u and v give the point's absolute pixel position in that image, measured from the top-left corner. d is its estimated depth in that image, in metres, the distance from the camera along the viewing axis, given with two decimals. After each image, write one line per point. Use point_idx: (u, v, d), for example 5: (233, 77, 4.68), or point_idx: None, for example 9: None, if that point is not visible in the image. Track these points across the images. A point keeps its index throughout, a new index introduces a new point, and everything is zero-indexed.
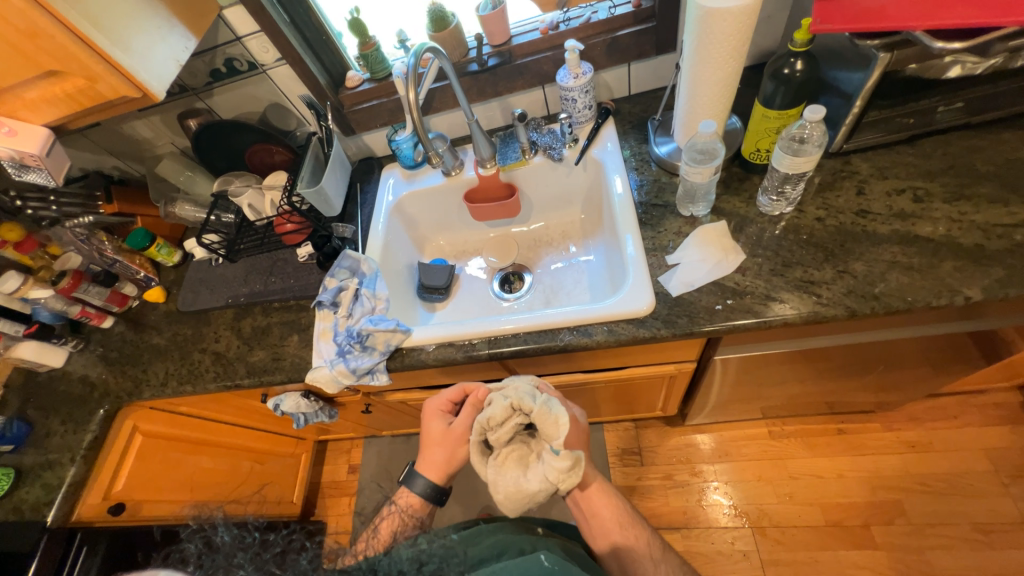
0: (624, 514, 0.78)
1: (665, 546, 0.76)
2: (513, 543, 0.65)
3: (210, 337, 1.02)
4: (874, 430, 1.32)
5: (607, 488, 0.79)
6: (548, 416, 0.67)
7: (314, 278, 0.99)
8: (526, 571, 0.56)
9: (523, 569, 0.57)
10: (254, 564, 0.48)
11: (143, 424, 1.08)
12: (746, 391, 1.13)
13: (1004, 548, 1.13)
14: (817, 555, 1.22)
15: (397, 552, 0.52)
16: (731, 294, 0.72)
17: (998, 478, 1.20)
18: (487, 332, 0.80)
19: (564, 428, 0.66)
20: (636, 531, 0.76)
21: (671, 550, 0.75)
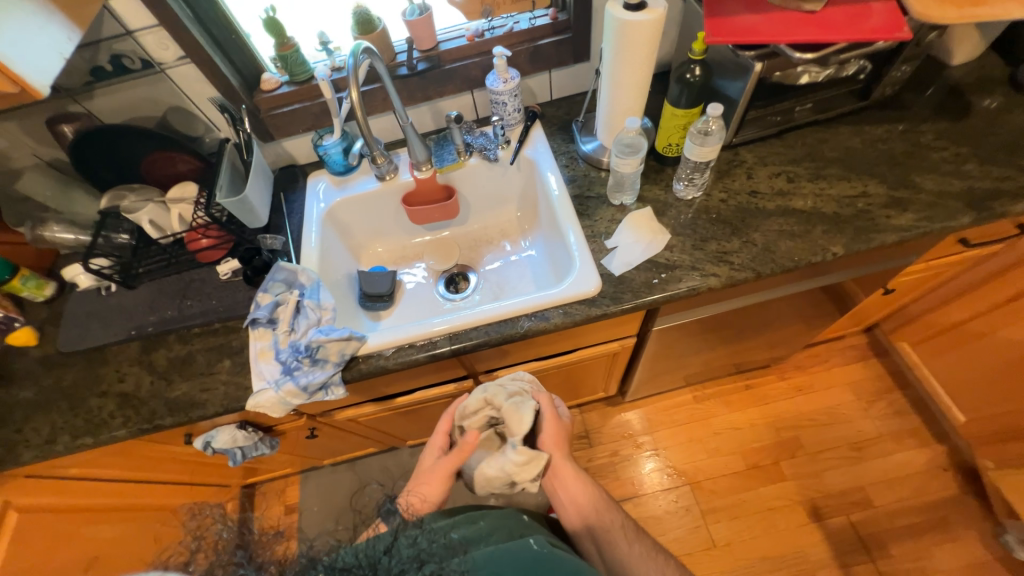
0: (605, 500, 0.79)
1: (644, 533, 0.76)
2: (510, 522, 0.65)
3: (111, 376, 0.87)
4: (772, 381, 1.57)
5: (587, 477, 0.80)
6: (514, 415, 0.76)
7: (242, 296, 0.91)
8: (519, 558, 0.56)
9: (514, 558, 0.56)
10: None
11: (18, 498, 0.88)
12: (675, 361, 1.27)
13: (871, 458, 1.41)
14: (743, 496, 1.40)
15: (397, 549, 0.49)
16: (664, 269, 0.82)
17: (860, 404, 1.50)
18: (447, 329, 0.81)
19: (527, 425, 0.75)
20: (613, 515, 0.77)
21: (649, 535, 0.75)
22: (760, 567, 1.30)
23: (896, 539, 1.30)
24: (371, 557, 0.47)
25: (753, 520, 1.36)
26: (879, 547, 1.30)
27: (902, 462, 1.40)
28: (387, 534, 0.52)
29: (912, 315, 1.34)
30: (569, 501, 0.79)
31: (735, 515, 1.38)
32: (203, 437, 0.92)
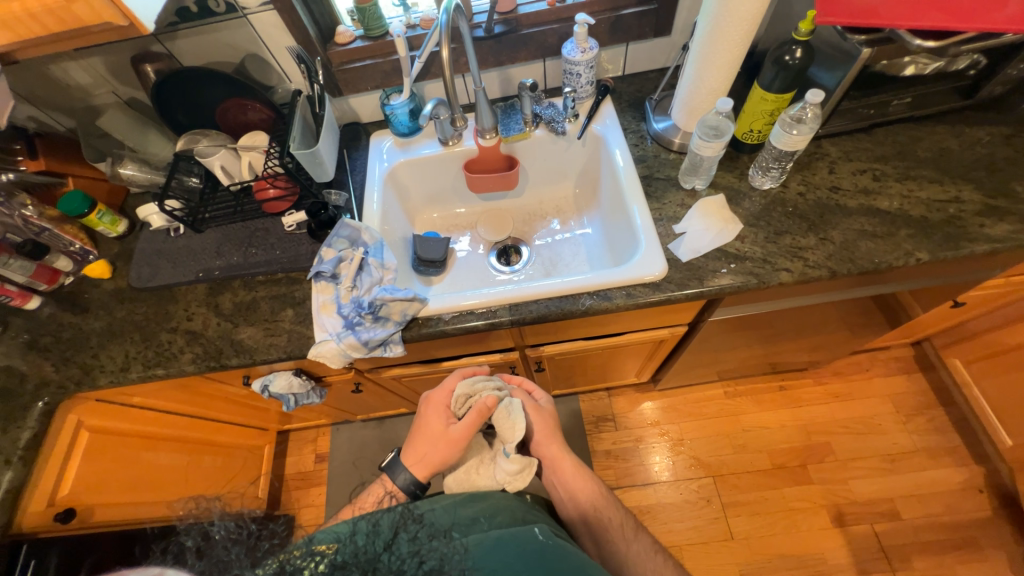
0: (601, 491, 0.77)
1: (638, 525, 0.74)
2: (504, 509, 0.63)
3: (180, 315, 0.91)
4: (807, 385, 1.55)
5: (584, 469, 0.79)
6: (506, 420, 0.71)
7: (305, 250, 0.92)
8: (519, 541, 0.54)
9: (516, 544, 0.54)
10: (249, 556, 0.45)
11: (90, 419, 0.94)
12: (715, 355, 1.26)
13: (903, 472, 1.39)
14: (765, 494, 1.40)
15: (397, 546, 0.45)
16: (733, 259, 0.80)
17: (898, 417, 1.47)
18: (508, 298, 0.82)
19: (519, 432, 0.70)
20: (609, 508, 0.75)
21: (643, 528, 0.73)
22: (777, 563, 1.31)
23: (921, 553, 1.29)
24: (369, 554, 0.44)
25: (774, 518, 1.37)
26: (902, 559, 1.29)
27: (935, 478, 1.37)
28: (387, 529, 0.48)
29: (970, 331, 1.29)
30: (564, 493, 0.77)
31: (756, 511, 1.38)
32: (261, 381, 0.96)
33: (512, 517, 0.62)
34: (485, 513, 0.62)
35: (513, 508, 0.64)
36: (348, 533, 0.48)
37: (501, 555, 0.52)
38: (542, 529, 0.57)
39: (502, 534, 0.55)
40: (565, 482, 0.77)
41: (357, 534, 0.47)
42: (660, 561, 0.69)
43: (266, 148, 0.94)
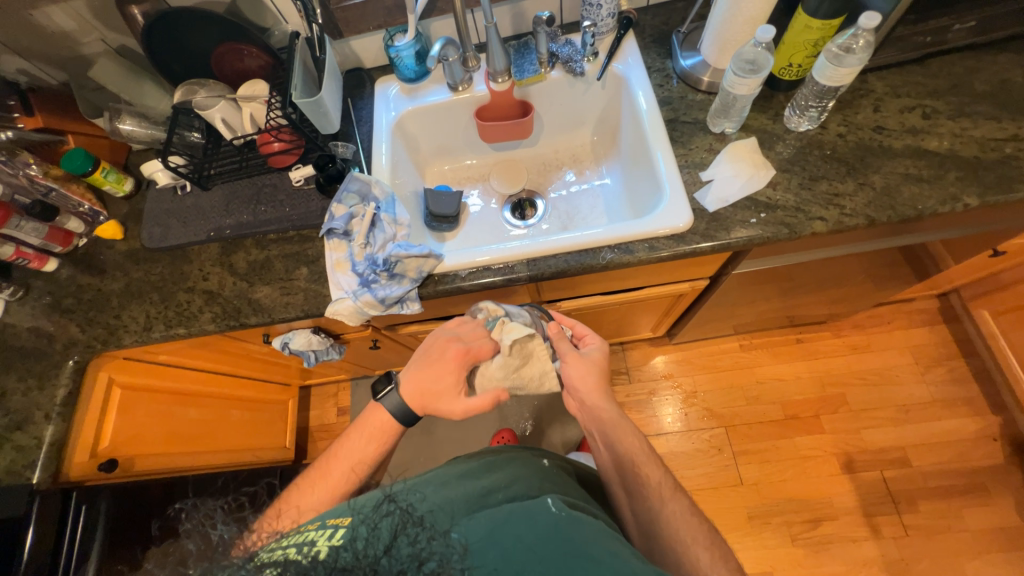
0: (643, 447, 0.71)
1: (678, 488, 0.68)
2: (522, 478, 0.57)
3: (196, 274, 0.91)
4: (826, 337, 1.53)
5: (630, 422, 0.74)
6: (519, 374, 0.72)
7: (315, 205, 0.90)
8: (533, 515, 0.46)
9: (530, 515, 0.46)
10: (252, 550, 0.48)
11: (120, 376, 0.96)
12: (732, 309, 1.24)
13: (917, 421, 1.40)
14: (777, 443, 1.43)
15: (397, 549, 0.41)
16: (765, 207, 0.76)
17: (916, 368, 1.46)
18: (525, 254, 0.79)
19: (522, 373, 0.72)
20: (650, 466, 0.69)
21: (682, 491, 0.68)
22: (786, 507, 1.35)
23: (929, 498, 1.32)
24: (369, 557, 0.40)
25: (784, 465, 1.40)
26: (909, 503, 1.32)
27: (950, 427, 1.38)
28: (386, 532, 0.43)
29: (1004, 281, 1.24)
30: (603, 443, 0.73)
31: (767, 459, 1.41)
32: (281, 339, 0.97)
33: (528, 486, 0.56)
34: (502, 481, 0.56)
35: (531, 474, 0.59)
36: (350, 517, 0.48)
37: (510, 532, 0.45)
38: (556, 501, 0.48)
39: (512, 510, 0.48)
40: (605, 430, 0.72)
41: (355, 522, 0.46)
42: (695, 524, 0.64)
43: (267, 98, 0.89)
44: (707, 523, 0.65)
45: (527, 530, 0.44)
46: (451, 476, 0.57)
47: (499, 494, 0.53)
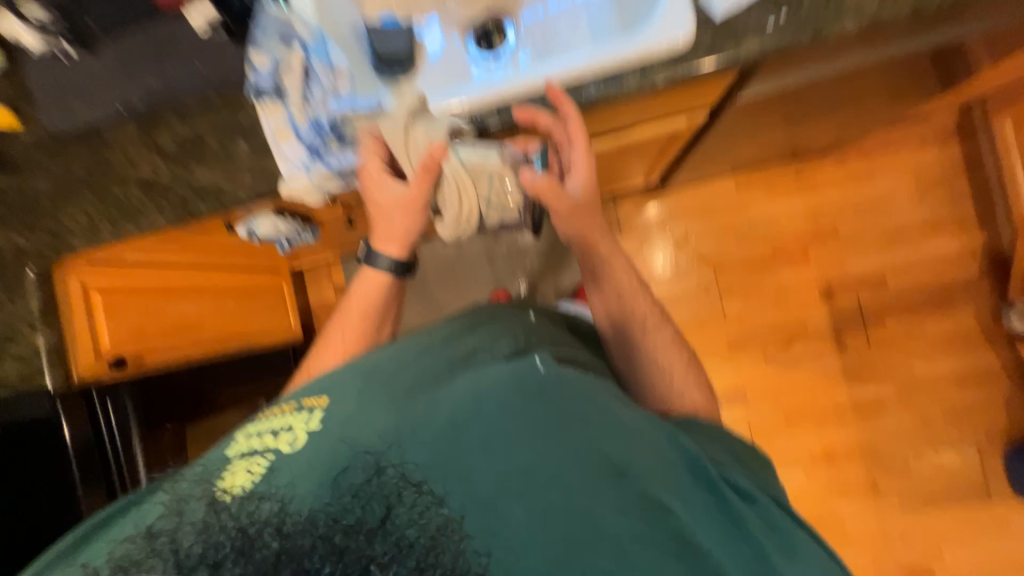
0: (634, 283, 0.74)
1: (665, 318, 0.74)
2: (500, 335, 0.61)
3: (123, 162, 0.79)
4: (827, 168, 1.46)
5: (620, 258, 0.74)
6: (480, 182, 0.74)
7: (234, 60, 0.75)
8: (520, 380, 0.45)
9: (517, 381, 0.45)
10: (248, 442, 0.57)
11: (93, 279, 0.92)
12: (733, 145, 1.14)
13: (903, 245, 1.42)
14: (762, 278, 1.47)
15: (359, 439, 0.47)
16: (786, 0, 0.61)
17: (915, 192, 1.42)
18: (491, 100, 0.68)
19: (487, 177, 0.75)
20: (639, 301, 0.73)
21: (668, 321, 0.73)
22: (764, 334, 1.46)
23: (896, 313, 1.42)
24: (325, 450, 0.47)
25: (767, 298, 1.47)
26: (878, 319, 1.42)
27: (934, 247, 1.41)
28: (348, 417, 0.50)
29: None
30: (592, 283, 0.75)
31: (751, 293, 1.48)
32: (245, 226, 0.91)
33: (511, 344, 0.59)
34: (484, 341, 0.59)
35: (514, 332, 0.62)
36: (331, 393, 0.54)
37: (482, 389, 0.45)
38: (542, 360, 0.46)
39: (485, 367, 0.49)
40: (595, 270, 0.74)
41: (338, 396, 0.53)
42: (678, 351, 0.71)
43: None
44: (687, 347, 0.72)
45: (498, 383, 0.45)
46: (433, 341, 0.60)
47: (480, 354, 0.56)
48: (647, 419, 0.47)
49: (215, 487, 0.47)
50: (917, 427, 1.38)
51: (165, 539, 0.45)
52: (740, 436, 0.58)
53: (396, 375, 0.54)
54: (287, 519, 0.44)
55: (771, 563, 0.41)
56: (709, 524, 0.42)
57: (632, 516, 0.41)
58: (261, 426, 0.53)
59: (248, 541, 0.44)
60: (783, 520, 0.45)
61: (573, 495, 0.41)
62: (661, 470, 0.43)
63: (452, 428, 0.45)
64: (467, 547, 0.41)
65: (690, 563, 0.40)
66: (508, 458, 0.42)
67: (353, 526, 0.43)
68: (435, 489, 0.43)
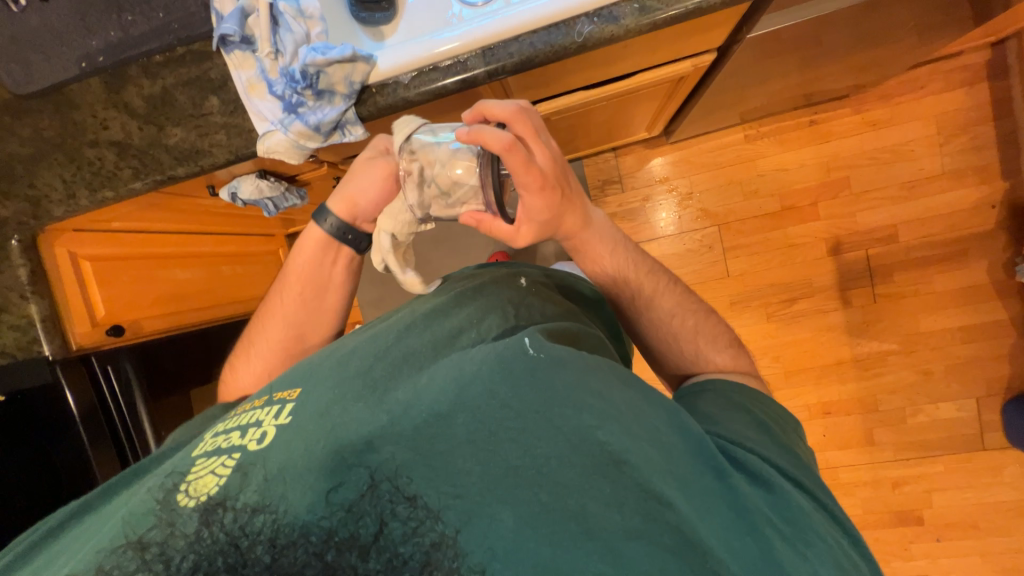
0: (628, 256, 0.66)
1: (671, 279, 0.69)
2: (492, 309, 0.58)
3: (90, 124, 0.74)
4: (844, 116, 1.37)
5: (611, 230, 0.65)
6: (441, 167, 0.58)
7: (192, 4, 0.70)
8: (503, 360, 0.44)
9: (501, 361, 0.44)
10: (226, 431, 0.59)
11: (81, 250, 0.91)
12: (742, 92, 1.06)
13: (919, 197, 1.36)
14: (768, 235, 1.42)
15: (341, 423, 0.43)
16: None
17: (936, 140, 1.34)
18: (477, 42, 0.63)
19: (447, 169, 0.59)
20: (637, 275, 0.66)
21: (672, 279, 0.69)
22: (768, 292, 1.43)
23: (906, 269, 1.37)
24: (305, 438, 0.43)
25: (773, 255, 1.43)
26: (886, 276, 1.38)
27: (951, 199, 1.35)
28: (332, 400, 0.46)
29: None
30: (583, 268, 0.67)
31: (757, 251, 1.43)
32: (228, 189, 0.88)
33: (501, 319, 0.57)
34: (470, 319, 0.57)
35: (504, 308, 0.59)
36: (305, 384, 0.50)
37: (467, 371, 0.44)
38: (531, 340, 0.46)
39: (471, 350, 0.48)
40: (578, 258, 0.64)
41: (314, 385, 0.49)
42: (689, 313, 0.68)
43: None
44: (696, 302, 0.70)
45: (483, 366, 0.44)
46: (417, 322, 0.57)
47: (465, 335, 0.54)
48: (643, 399, 0.45)
49: (177, 492, 0.42)
50: (918, 382, 1.37)
51: (120, 551, 0.39)
52: (772, 400, 0.58)
53: (377, 360, 0.51)
54: (257, 527, 0.37)
55: (774, 552, 0.39)
56: (711, 517, 0.39)
57: (631, 512, 0.37)
58: (231, 424, 0.49)
59: (215, 549, 0.37)
60: (795, 505, 0.43)
61: (566, 491, 0.38)
62: (659, 459, 0.41)
63: (436, 418, 0.41)
64: (460, 556, 0.35)
65: (698, 566, 0.36)
66: (497, 452, 0.39)
67: (336, 532, 0.37)
68: (421, 490, 0.38)
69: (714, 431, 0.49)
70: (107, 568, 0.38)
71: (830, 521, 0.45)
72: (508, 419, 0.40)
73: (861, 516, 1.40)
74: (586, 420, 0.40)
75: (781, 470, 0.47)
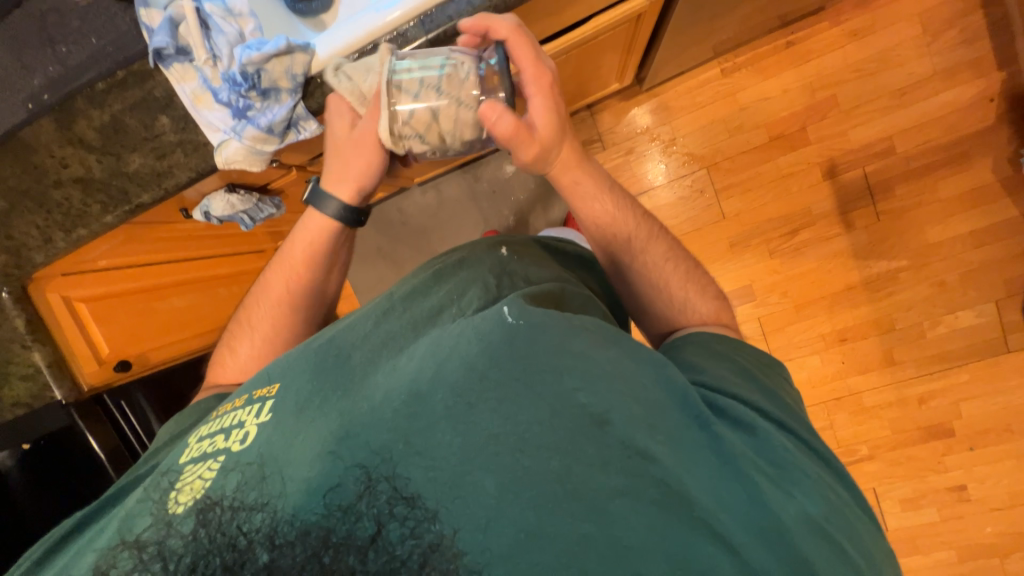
0: (618, 201, 0.65)
1: (660, 230, 0.67)
2: (471, 284, 0.57)
3: (47, 165, 0.73)
4: (821, 32, 1.31)
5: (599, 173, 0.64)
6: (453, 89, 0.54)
7: (123, 22, 0.68)
8: (478, 331, 0.44)
9: (477, 332, 0.44)
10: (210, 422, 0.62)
11: (74, 292, 0.92)
12: (711, 23, 1.01)
13: (912, 103, 1.30)
14: (759, 169, 1.38)
15: (329, 406, 0.44)
16: None
17: (922, 41, 1.28)
18: (414, 10, 0.62)
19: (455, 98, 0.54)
20: (625, 221, 0.65)
21: (664, 236, 0.66)
22: (766, 227, 1.40)
23: (906, 181, 1.32)
24: (288, 434, 0.43)
25: (768, 188, 1.38)
26: (886, 191, 1.33)
27: (946, 100, 1.28)
28: (312, 393, 0.46)
29: None
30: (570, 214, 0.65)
31: (749, 188, 1.39)
32: (200, 208, 0.88)
33: (483, 292, 0.56)
34: (451, 294, 0.56)
35: (485, 280, 0.58)
36: (283, 378, 0.49)
37: (444, 349, 0.44)
38: (511, 307, 0.46)
39: (449, 326, 0.47)
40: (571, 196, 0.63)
41: (292, 380, 0.48)
42: (681, 273, 0.65)
43: None
44: (683, 256, 0.67)
45: (462, 341, 0.44)
46: (395, 304, 0.56)
47: (446, 311, 0.54)
48: (629, 356, 0.44)
49: (169, 496, 0.43)
50: (933, 295, 1.34)
51: (116, 551, 0.41)
52: (753, 347, 0.56)
53: (356, 347, 0.50)
54: (257, 524, 0.38)
55: (762, 495, 0.39)
56: (700, 469, 0.39)
57: (615, 471, 0.38)
58: (214, 427, 0.49)
59: (211, 550, 0.37)
60: (780, 447, 0.43)
61: (549, 455, 0.38)
62: (645, 415, 0.40)
63: (413, 399, 0.41)
64: (456, 556, 0.35)
65: (684, 517, 0.37)
66: (477, 425, 0.39)
67: (333, 533, 0.36)
68: (419, 487, 0.37)
69: (707, 381, 0.48)
70: (104, 567, 0.40)
71: (817, 460, 0.44)
72: (487, 391, 0.40)
73: (891, 436, 1.39)
74: (568, 385, 0.41)
75: (762, 412, 0.46)
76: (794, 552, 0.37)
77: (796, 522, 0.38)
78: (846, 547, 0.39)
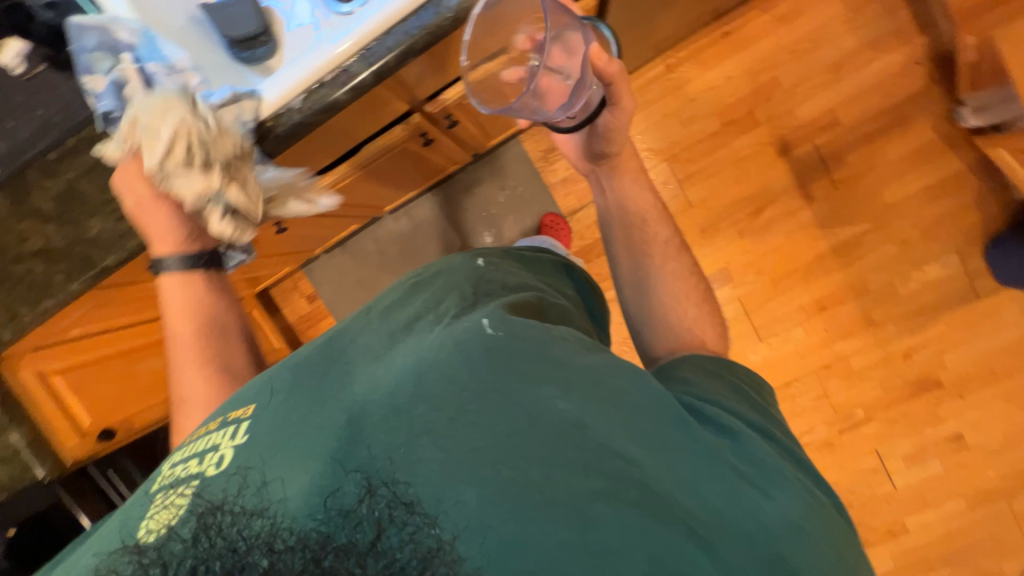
0: (656, 206, 0.74)
1: (681, 249, 0.73)
2: (449, 291, 0.57)
3: (5, 241, 0.72)
4: (753, 20, 1.37)
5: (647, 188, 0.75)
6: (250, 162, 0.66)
7: (68, 92, 0.69)
8: (462, 341, 0.45)
9: (460, 343, 0.45)
10: None
11: (49, 366, 0.88)
12: (645, 25, 1.06)
13: (848, 76, 1.37)
14: (716, 155, 1.42)
15: (308, 428, 0.43)
16: None
17: (847, 17, 1.35)
18: (354, 46, 0.64)
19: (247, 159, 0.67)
20: (659, 225, 0.73)
21: (685, 252, 0.72)
22: (732, 210, 1.43)
23: (855, 149, 1.38)
24: (267, 457, 0.42)
25: (728, 172, 1.43)
26: (838, 160, 1.39)
27: (879, 69, 1.35)
28: (288, 413, 0.45)
29: None
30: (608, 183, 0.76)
31: (710, 174, 1.43)
32: None
33: (459, 300, 0.56)
34: (429, 304, 0.56)
35: (462, 288, 0.58)
36: (260, 399, 0.48)
37: (425, 358, 0.44)
38: (490, 319, 0.47)
39: (428, 338, 0.48)
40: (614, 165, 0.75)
41: (269, 402, 0.47)
42: (691, 283, 0.70)
43: None
44: (700, 280, 0.71)
45: (442, 351, 0.44)
46: (373, 318, 0.56)
47: (423, 321, 0.54)
48: (610, 366, 0.46)
49: (144, 524, 0.41)
50: (898, 253, 1.39)
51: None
52: (743, 367, 0.58)
53: (334, 362, 0.50)
54: (257, 531, 0.36)
55: (741, 495, 0.41)
56: (680, 471, 0.41)
57: (596, 474, 0.38)
58: (187, 452, 0.48)
59: (211, 557, 0.35)
60: (758, 453, 0.45)
61: (530, 464, 0.38)
62: (623, 420, 0.42)
63: (394, 413, 0.41)
64: (456, 563, 0.34)
65: (665, 517, 0.37)
66: (457, 437, 0.39)
67: (332, 539, 0.34)
68: (418, 493, 0.37)
69: (695, 397, 0.50)
70: None
71: (794, 467, 0.46)
72: (468, 402, 0.41)
73: (883, 396, 1.41)
74: (547, 393, 0.42)
75: (745, 422, 0.48)
76: (773, 550, 0.38)
77: (774, 522, 0.40)
78: (824, 546, 0.40)
